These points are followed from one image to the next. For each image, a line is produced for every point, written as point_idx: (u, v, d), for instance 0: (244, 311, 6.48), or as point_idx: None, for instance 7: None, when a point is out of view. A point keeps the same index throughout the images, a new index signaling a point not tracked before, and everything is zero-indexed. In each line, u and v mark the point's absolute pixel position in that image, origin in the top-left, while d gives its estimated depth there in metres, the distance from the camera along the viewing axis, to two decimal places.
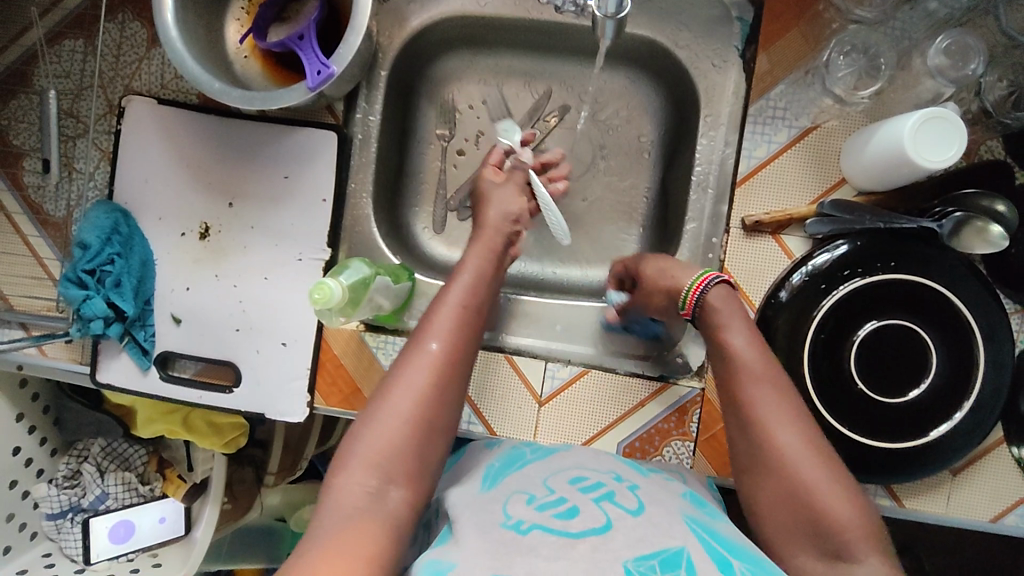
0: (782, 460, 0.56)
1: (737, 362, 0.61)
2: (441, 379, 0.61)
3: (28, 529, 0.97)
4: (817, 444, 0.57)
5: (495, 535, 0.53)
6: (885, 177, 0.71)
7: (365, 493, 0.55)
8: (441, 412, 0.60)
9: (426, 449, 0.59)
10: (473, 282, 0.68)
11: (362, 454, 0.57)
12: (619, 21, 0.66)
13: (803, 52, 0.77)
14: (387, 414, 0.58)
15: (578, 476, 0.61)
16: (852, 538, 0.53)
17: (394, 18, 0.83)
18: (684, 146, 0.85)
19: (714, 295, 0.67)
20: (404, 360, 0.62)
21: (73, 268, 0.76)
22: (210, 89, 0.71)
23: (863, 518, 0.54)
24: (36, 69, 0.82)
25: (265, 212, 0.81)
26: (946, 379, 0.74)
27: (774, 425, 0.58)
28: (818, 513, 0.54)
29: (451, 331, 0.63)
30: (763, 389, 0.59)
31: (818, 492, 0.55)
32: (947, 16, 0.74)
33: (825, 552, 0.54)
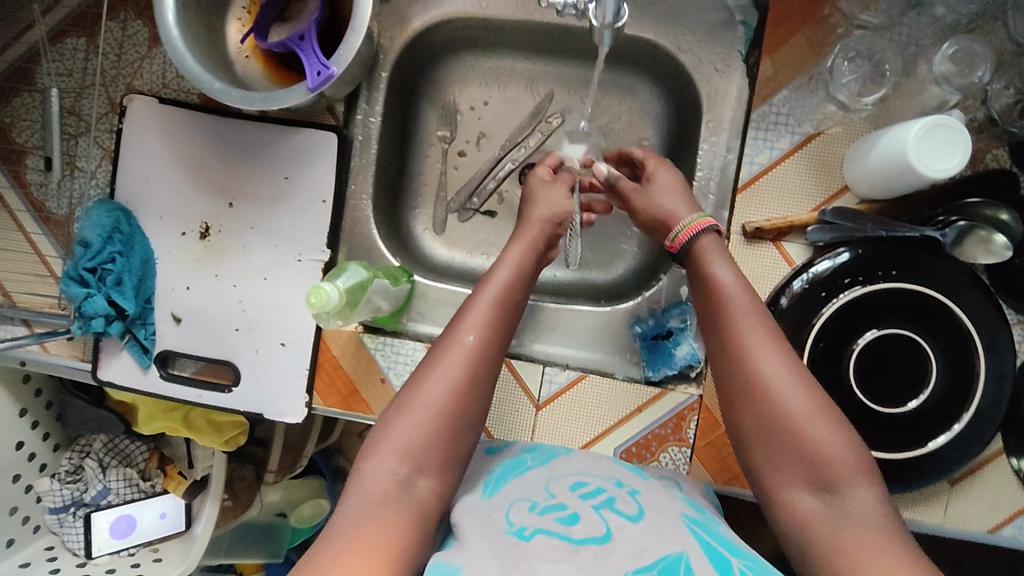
0: (770, 387, 0.58)
1: (725, 299, 0.64)
2: (476, 372, 0.61)
3: (31, 522, 0.98)
4: (801, 372, 0.59)
5: (499, 541, 0.53)
6: (887, 184, 0.71)
7: (393, 481, 0.55)
8: (473, 405, 0.60)
9: (456, 442, 0.59)
10: (510, 277, 0.69)
11: (392, 442, 0.57)
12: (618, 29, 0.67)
13: (808, 57, 0.76)
14: (421, 404, 0.59)
15: (578, 482, 0.62)
16: (841, 468, 0.54)
17: (396, 18, 0.83)
18: (686, 150, 0.85)
19: (707, 241, 0.69)
20: (439, 351, 0.62)
21: (75, 266, 0.77)
22: (210, 89, 0.71)
23: (853, 450, 0.55)
24: (38, 67, 0.82)
25: (265, 213, 0.81)
26: (947, 390, 0.73)
27: (759, 353, 0.59)
28: (806, 442, 0.55)
29: (487, 324, 0.64)
30: (748, 323, 0.61)
31: (807, 421, 0.56)
32: (954, 22, 0.73)
33: (817, 485, 0.55)
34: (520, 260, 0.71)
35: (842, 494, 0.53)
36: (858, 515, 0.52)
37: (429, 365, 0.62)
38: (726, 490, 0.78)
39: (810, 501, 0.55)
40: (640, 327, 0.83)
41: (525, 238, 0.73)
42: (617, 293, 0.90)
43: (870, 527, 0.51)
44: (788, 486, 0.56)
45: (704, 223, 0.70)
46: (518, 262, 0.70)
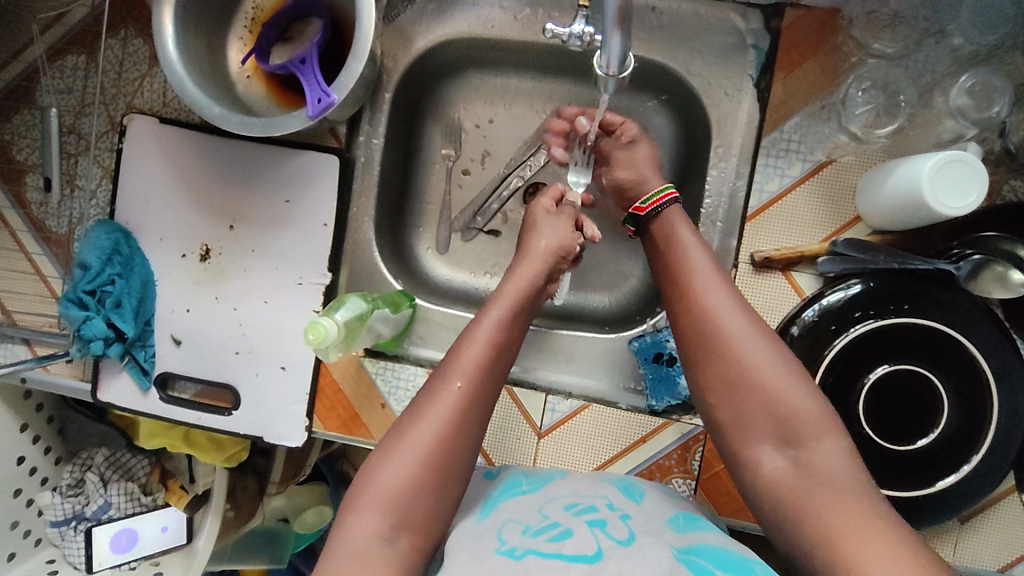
0: (734, 345, 0.60)
1: (690, 266, 0.67)
2: (462, 422, 0.60)
3: (32, 536, 0.97)
4: (762, 329, 0.61)
5: (489, 562, 0.51)
6: (901, 218, 0.69)
7: (376, 536, 0.54)
8: (459, 456, 0.59)
9: (442, 494, 0.58)
10: (503, 317, 0.66)
11: (375, 494, 0.56)
12: (623, 79, 0.59)
13: (821, 84, 0.74)
14: (405, 456, 0.57)
15: (570, 504, 0.61)
16: (808, 421, 0.56)
17: (400, 38, 0.82)
18: (695, 174, 0.83)
19: (672, 213, 0.72)
20: (426, 399, 0.60)
21: (74, 289, 0.76)
22: (210, 115, 0.70)
23: (815, 401, 0.57)
24: (38, 85, 0.81)
25: (266, 236, 0.80)
26: (958, 429, 0.72)
27: (722, 311, 0.62)
28: (771, 397, 0.57)
29: (476, 369, 0.62)
30: (712, 286, 0.64)
31: (771, 377, 0.58)
32: (972, 52, 0.71)
33: (783, 439, 0.56)
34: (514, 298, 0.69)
35: (807, 446, 0.55)
36: (823, 466, 0.54)
37: (415, 413, 0.60)
38: (732, 523, 0.77)
39: (776, 457, 0.56)
40: (638, 344, 0.81)
41: (521, 272, 0.72)
42: (621, 318, 0.89)
43: (835, 476, 0.53)
44: (755, 443, 0.57)
45: (669, 195, 0.73)
46: (511, 301, 0.68)
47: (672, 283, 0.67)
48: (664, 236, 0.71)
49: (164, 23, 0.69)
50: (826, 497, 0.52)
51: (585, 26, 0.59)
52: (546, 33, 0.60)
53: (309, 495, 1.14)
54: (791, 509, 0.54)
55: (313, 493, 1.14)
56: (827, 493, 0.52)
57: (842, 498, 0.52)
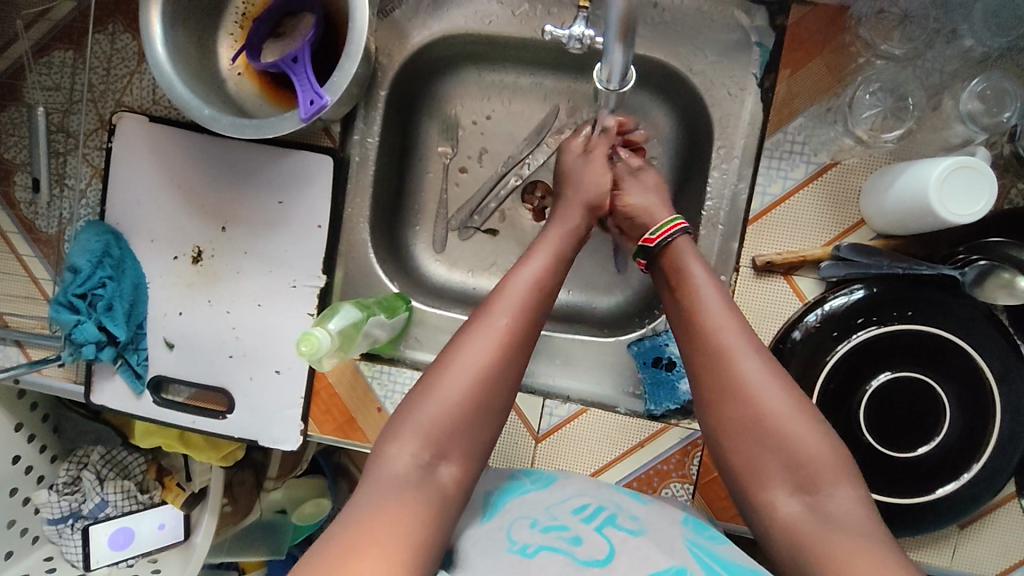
0: (750, 389, 0.59)
1: (700, 301, 0.64)
2: (506, 356, 0.60)
3: (29, 534, 0.96)
4: (777, 372, 0.60)
5: (502, 559, 0.51)
6: (908, 223, 0.67)
7: (413, 467, 0.55)
8: (500, 389, 0.59)
9: (480, 428, 0.58)
10: (544, 261, 0.67)
11: (416, 425, 0.56)
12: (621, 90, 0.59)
13: (826, 84, 0.72)
14: (447, 385, 0.57)
15: (579, 505, 0.60)
16: (822, 467, 0.56)
17: (395, 34, 0.80)
18: (696, 175, 0.81)
19: (681, 243, 0.70)
20: (469, 332, 0.60)
21: (64, 292, 0.74)
22: (200, 116, 0.68)
23: (833, 449, 0.57)
24: (24, 82, 0.79)
25: (258, 238, 0.79)
26: (960, 438, 0.71)
27: (737, 353, 0.60)
28: (787, 442, 0.57)
29: (520, 307, 0.62)
30: (727, 324, 0.62)
31: (790, 424, 0.57)
32: (983, 54, 0.69)
33: (799, 484, 0.56)
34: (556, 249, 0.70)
35: (824, 492, 0.55)
36: (838, 512, 0.53)
37: (458, 346, 0.60)
38: (730, 528, 0.76)
39: (792, 502, 0.56)
40: (636, 347, 0.80)
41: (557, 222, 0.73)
42: (620, 320, 0.88)
43: (852, 523, 0.52)
44: (770, 486, 0.57)
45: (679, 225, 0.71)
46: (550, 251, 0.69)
47: (682, 316, 0.65)
48: (675, 265, 0.69)
49: (152, 23, 0.67)
50: (833, 536, 0.52)
51: (585, 28, 0.58)
52: (545, 35, 0.59)
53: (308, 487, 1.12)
54: (802, 547, 0.53)
55: (311, 485, 1.12)
56: (839, 534, 0.52)
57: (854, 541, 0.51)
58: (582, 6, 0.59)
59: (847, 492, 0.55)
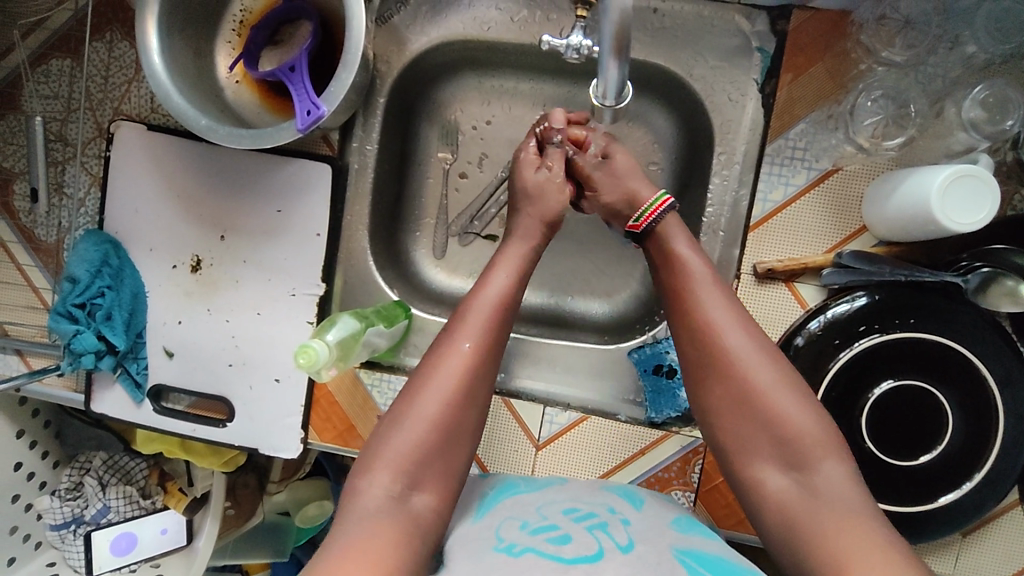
0: (739, 365, 0.58)
1: (690, 275, 0.64)
2: (471, 382, 0.60)
3: (32, 540, 0.97)
4: (767, 346, 0.60)
5: (489, 558, 0.50)
6: (911, 231, 0.66)
7: (387, 497, 0.54)
8: (468, 416, 0.59)
9: (452, 455, 0.58)
10: (509, 278, 0.67)
11: (387, 457, 0.56)
12: (618, 105, 0.58)
13: (827, 90, 0.72)
14: (416, 417, 0.57)
15: (570, 508, 0.59)
16: (809, 442, 0.55)
17: (393, 40, 0.79)
18: (697, 181, 0.81)
19: (670, 221, 0.70)
20: (435, 360, 0.60)
21: (63, 302, 0.75)
22: (197, 126, 0.68)
23: (822, 425, 0.56)
24: (22, 91, 0.79)
25: (257, 246, 0.79)
26: (962, 446, 0.71)
27: (725, 328, 0.60)
28: (775, 419, 0.56)
29: (483, 330, 0.62)
30: (714, 300, 0.62)
31: (773, 395, 0.57)
32: (986, 61, 0.68)
33: (786, 460, 0.55)
34: (521, 261, 0.69)
35: (812, 469, 0.54)
36: (829, 487, 0.53)
37: (424, 375, 0.60)
38: (732, 536, 0.76)
39: (781, 478, 0.55)
40: (637, 355, 0.80)
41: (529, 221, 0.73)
42: (621, 326, 0.87)
43: (845, 499, 0.52)
44: (759, 461, 0.56)
45: (663, 203, 0.70)
46: (516, 265, 0.68)
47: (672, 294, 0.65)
48: (660, 246, 0.69)
49: (149, 32, 0.67)
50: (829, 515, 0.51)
51: (582, 38, 0.58)
52: (543, 44, 0.59)
53: (314, 488, 1.11)
54: (797, 530, 0.52)
55: (318, 487, 1.11)
56: (836, 515, 0.51)
57: (853, 522, 0.50)
58: (580, 15, 0.59)
59: (839, 467, 0.54)
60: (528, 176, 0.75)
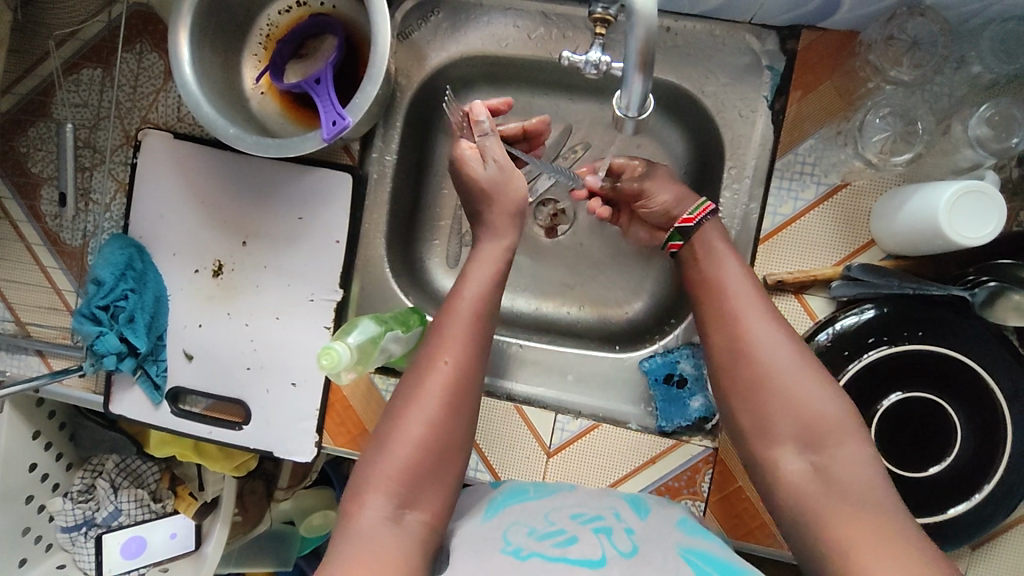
0: (763, 362, 0.59)
1: (721, 269, 0.66)
2: (453, 399, 0.61)
3: (43, 541, 0.97)
4: (791, 335, 0.60)
5: (494, 559, 0.51)
6: (920, 245, 0.68)
7: (383, 518, 0.55)
8: (454, 434, 0.60)
9: (441, 474, 0.59)
10: (491, 289, 0.67)
11: (377, 480, 0.57)
12: (640, 120, 0.59)
13: (835, 106, 0.74)
14: (402, 439, 0.58)
15: (577, 512, 0.61)
16: (833, 429, 0.56)
17: (413, 55, 0.82)
18: (707, 194, 0.83)
19: (710, 228, 0.69)
20: (417, 379, 0.61)
21: (88, 304, 0.76)
22: (224, 135, 0.70)
23: (845, 416, 0.56)
24: (53, 99, 0.82)
25: (278, 252, 0.81)
26: (971, 458, 0.71)
27: (752, 320, 0.61)
28: (805, 409, 0.56)
29: (461, 347, 0.63)
30: (735, 289, 0.64)
31: (799, 384, 0.57)
32: (991, 81, 0.70)
33: (807, 449, 0.56)
34: (497, 264, 0.69)
35: (831, 454, 0.55)
36: (847, 476, 0.53)
37: (406, 397, 0.61)
38: (742, 547, 0.76)
39: (798, 463, 0.56)
40: (648, 363, 0.81)
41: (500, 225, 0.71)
42: (631, 336, 0.89)
43: (858, 489, 0.52)
44: (776, 444, 0.57)
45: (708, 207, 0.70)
46: (491, 269, 0.68)
47: (700, 289, 0.67)
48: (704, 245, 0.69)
49: (181, 44, 0.69)
50: (838, 511, 0.51)
51: (601, 54, 0.60)
52: (563, 60, 0.61)
53: (316, 498, 1.10)
54: (813, 525, 0.52)
55: (321, 496, 1.10)
56: (841, 507, 0.51)
57: (872, 521, 0.50)
58: (598, 33, 0.61)
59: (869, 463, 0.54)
60: (477, 172, 0.73)
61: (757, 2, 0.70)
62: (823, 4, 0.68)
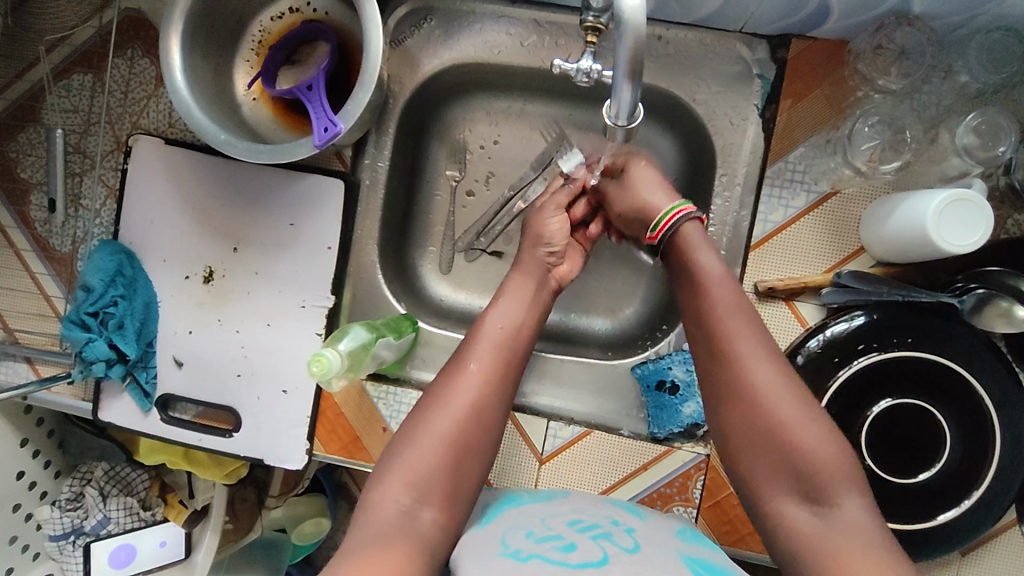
0: (760, 395, 0.57)
1: (711, 294, 0.63)
2: (482, 405, 0.61)
3: (30, 550, 0.95)
4: (785, 372, 0.59)
5: (494, 564, 0.51)
6: (907, 252, 0.68)
7: (399, 511, 0.54)
8: (479, 439, 0.59)
9: (462, 476, 0.58)
10: (514, 307, 0.69)
11: (398, 472, 0.56)
12: (631, 128, 0.59)
13: (826, 115, 0.74)
14: (427, 434, 0.58)
15: (574, 518, 0.60)
16: (832, 473, 0.54)
17: (406, 62, 0.82)
18: (699, 202, 0.83)
19: (690, 230, 0.69)
20: (445, 381, 0.61)
21: (77, 310, 0.76)
22: (216, 141, 0.70)
23: (839, 458, 0.55)
24: (43, 104, 0.81)
25: (269, 259, 0.80)
26: (961, 464, 0.72)
27: (750, 358, 0.59)
28: (801, 452, 0.55)
29: (493, 354, 0.64)
30: (731, 319, 0.61)
31: (797, 429, 0.56)
32: (978, 91, 0.71)
33: (806, 494, 0.55)
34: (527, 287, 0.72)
35: (832, 503, 0.54)
36: (848, 520, 0.52)
37: (435, 394, 0.61)
38: (734, 553, 0.76)
39: (803, 512, 0.55)
40: (640, 370, 0.80)
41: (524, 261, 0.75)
42: (624, 342, 0.89)
43: (857, 536, 0.51)
44: (773, 490, 0.56)
45: (681, 212, 0.69)
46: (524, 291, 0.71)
47: (691, 313, 0.65)
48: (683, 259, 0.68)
49: (172, 50, 0.69)
50: (839, 551, 0.50)
51: (592, 62, 0.60)
52: (554, 69, 0.61)
53: (309, 506, 1.09)
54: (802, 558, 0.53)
55: (313, 504, 1.10)
56: (843, 546, 0.51)
57: (864, 559, 0.49)
58: (590, 42, 0.61)
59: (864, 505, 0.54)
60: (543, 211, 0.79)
61: (747, 10, 0.71)
62: (813, 13, 0.68)
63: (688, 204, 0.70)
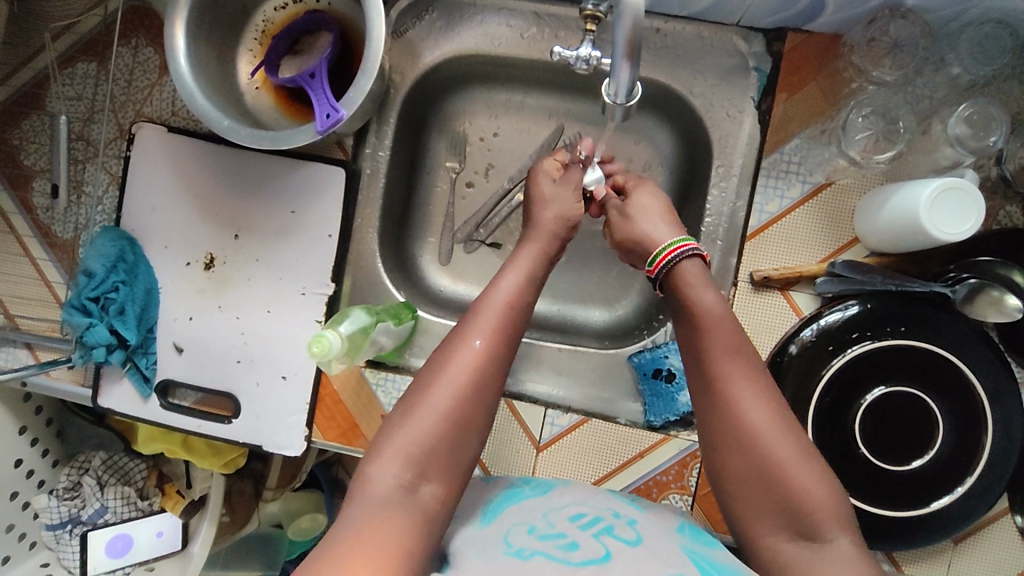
0: (754, 432, 0.57)
1: (710, 328, 0.63)
2: (481, 380, 0.60)
3: (26, 539, 0.94)
4: (780, 414, 0.58)
5: (496, 563, 0.52)
6: (900, 241, 0.69)
7: (396, 487, 0.54)
8: (476, 414, 0.59)
9: (458, 451, 0.58)
10: (519, 285, 0.67)
11: (395, 447, 0.56)
12: (629, 108, 0.60)
13: (821, 107, 0.76)
14: (426, 410, 0.58)
15: (577, 512, 0.60)
16: (823, 511, 0.54)
17: (407, 53, 0.83)
18: (696, 194, 0.84)
19: (689, 267, 0.68)
20: (445, 357, 0.61)
21: (79, 295, 0.77)
22: (218, 126, 0.71)
23: (834, 499, 0.55)
24: (48, 92, 0.82)
25: (270, 246, 0.81)
26: (954, 452, 0.72)
27: (745, 398, 0.59)
28: (793, 486, 0.55)
29: (494, 330, 0.63)
30: (727, 356, 0.61)
31: (790, 467, 0.55)
32: (970, 82, 0.73)
33: (798, 529, 0.54)
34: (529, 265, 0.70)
35: (823, 537, 0.53)
36: (838, 557, 0.52)
37: (436, 367, 0.60)
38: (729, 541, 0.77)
39: (795, 545, 0.54)
40: (637, 359, 0.82)
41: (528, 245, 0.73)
42: (621, 333, 0.90)
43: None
44: (767, 525, 0.56)
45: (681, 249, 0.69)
46: (527, 269, 0.70)
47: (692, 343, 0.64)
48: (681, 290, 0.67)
49: (176, 36, 0.70)
50: None
51: (591, 50, 0.61)
52: (553, 56, 0.62)
53: (304, 501, 1.10)
54: None
55: (309, 499, 1.10)
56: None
57: None
58: (589, 30, 0.62)
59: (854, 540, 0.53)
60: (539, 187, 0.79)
61: (744, 3, 0.72)
62: (807, 6, 0.69)
63: (691, 241, 0.69)
